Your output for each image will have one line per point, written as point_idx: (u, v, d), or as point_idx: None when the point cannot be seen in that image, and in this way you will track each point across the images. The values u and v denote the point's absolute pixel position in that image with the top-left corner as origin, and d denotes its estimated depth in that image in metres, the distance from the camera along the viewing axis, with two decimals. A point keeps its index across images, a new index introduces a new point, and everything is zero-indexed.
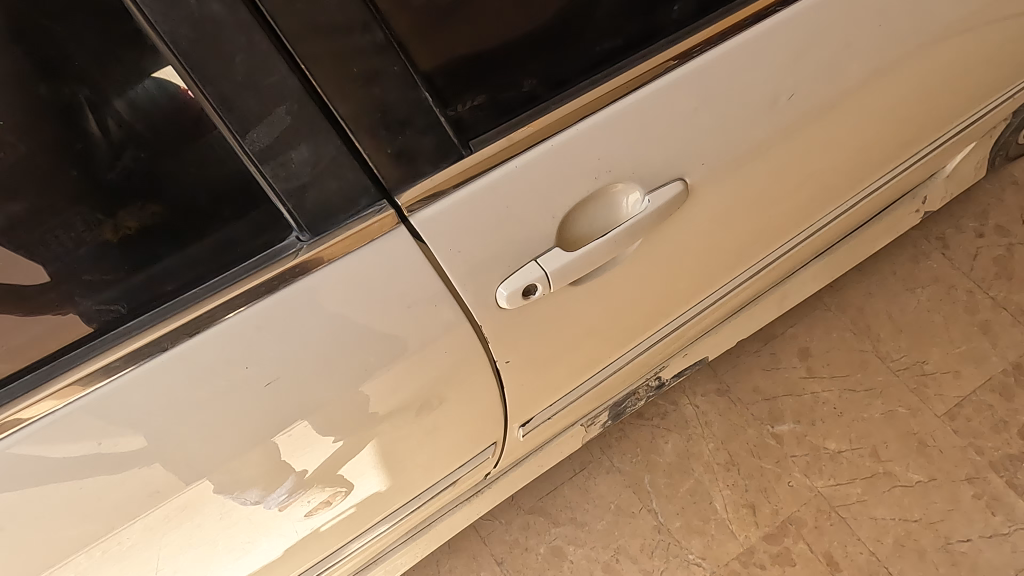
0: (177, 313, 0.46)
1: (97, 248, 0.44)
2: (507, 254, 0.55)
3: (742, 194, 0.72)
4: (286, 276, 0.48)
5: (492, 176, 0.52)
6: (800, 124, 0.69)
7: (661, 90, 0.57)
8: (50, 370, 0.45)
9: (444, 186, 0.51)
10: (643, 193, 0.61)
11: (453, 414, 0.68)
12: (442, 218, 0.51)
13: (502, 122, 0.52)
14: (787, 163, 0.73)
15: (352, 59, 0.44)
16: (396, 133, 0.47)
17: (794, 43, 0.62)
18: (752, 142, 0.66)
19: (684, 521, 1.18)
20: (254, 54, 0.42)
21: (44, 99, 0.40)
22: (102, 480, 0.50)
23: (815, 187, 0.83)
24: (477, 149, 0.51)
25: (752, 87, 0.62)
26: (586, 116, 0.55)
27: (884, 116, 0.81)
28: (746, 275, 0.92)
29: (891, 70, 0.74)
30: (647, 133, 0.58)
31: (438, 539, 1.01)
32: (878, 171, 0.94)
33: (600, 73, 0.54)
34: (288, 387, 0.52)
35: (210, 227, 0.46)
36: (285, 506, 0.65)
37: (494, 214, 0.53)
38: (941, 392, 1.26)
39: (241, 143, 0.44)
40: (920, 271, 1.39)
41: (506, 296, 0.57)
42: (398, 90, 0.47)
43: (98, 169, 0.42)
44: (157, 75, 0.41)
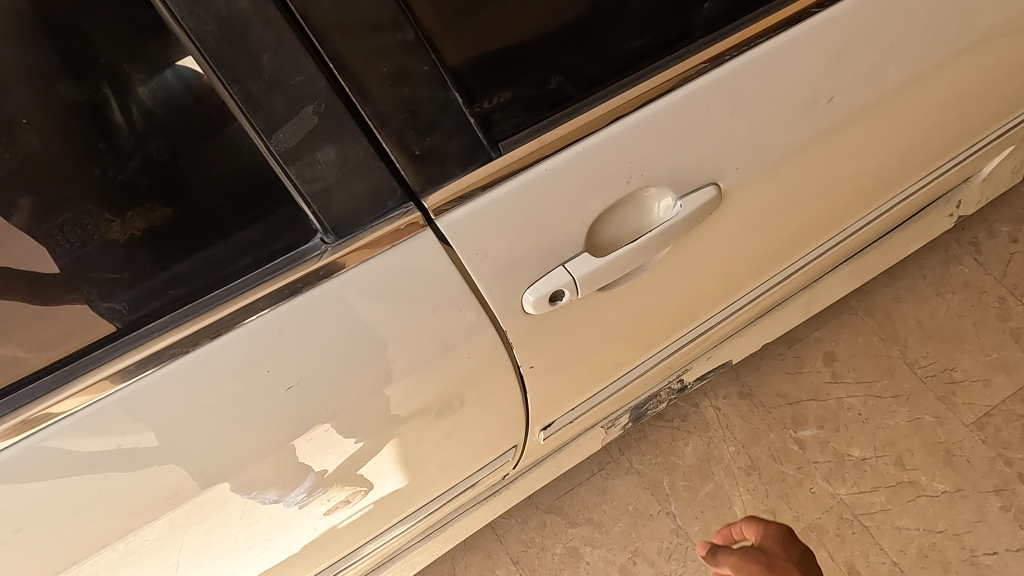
0: (198, 315, 0.46)
1: (106, 245, 0.43)
2: (535, 259, 0.54)
3: (776, 198, 0.70)
4: (310, 278, 0.48)
5: (521, 179, 0.51)
6: (836, 129, 0.67)
7: (695, 93, 0.55)
8: (70, 370, 0.45)
9: (472, 189, 0.49)
10: (674, 199, 0.59)
11: (474, 416, 0.67)
12: (469, 222, 0.50)
13: (531, 124, 0.51)
14: (821, 168, 0.71)
15: (382, 57, 0.43)
16: (423, 135, 0.46)
17: (834, 46, 0.60)
18: (787, 147, 0.64)
19: (703, 525, 1.17)
20: (281, 53, 0.40)
21: (63, 97, 0.39)
22: (120, 481, 0.49)
23: (849, 191, 0.81)
24: (506, 151, 0.50)
25: (789, 90, 0.60)
26: (618, 119, 0.53)
27: (922, 120, 0.78)
28: (774, 280, 0.90)
29: (932, 74, 0.71)
30: (680, 137, 0.56)
31: (455, 538, 1.00)
32: (914, 175, 0.92)
33: (633, 74, 0.53)
34: (309, 390, 0.52)
35: (232, 228, 0.45)
36: (304, 504, 0.64)
37: (522, 219, 0.52)
38: (970, 401, 1.24)
39: (267, 143, 0.43)
40: (951, 276, 1.36)
41: (531, 302, 0.56)
42: (428, 91, 0.45)
43: (109, 168, 0.41)
44: (178, 73, 0.40)
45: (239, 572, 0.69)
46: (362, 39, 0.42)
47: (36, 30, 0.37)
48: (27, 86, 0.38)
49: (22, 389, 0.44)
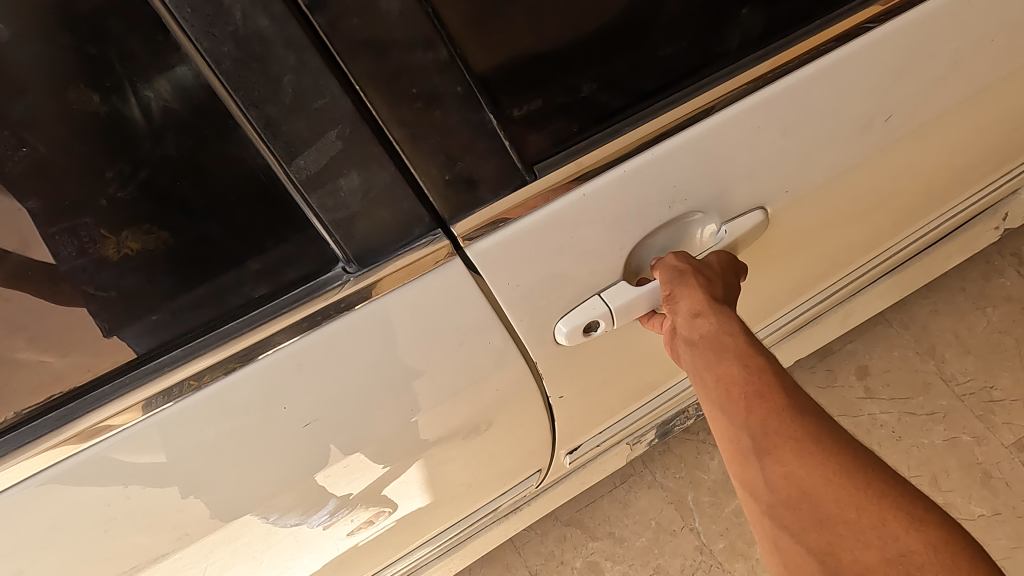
0: (212, 348, 0.44)
1: (97, 262, 0.39)
2: (568, 287, 0.53)
3: (821, 217, 0.67)
4: (330, 310, 0.45)
5: (555, 206, 0.48)
6: (889, 148, 0.63)
7: (743, 113, 0.52)
8: (74, 408, 0.43)
9: (503, 217, 0.47)
10: (720, 223, 0.57)
11: (501, 439, 0.64)
12: (498, 251, 0.48)
13: (567, 147, 0.48)
14: (871, 186, 0.68)
15: (413, 76, 0.40)
16: (454, 160, 0.43)
17: (895, 60, 0.57)
18: (836, 167, 0.61)
19: (728, 542, 1.13)
20: (304, 75, 0.37)
21: (69, 104, 0.35)
22: (126, 520, 0.47)
23: (898, 209, 0.77)
24: (542, 174, 0.47)
25: (842, 108, 0.56)
26: (658, 142, 0.50)
27: (979, 135, 0.74)
28: (812, 299, 0.88)
29: (996, 87, 0.67)
30: (723, 159, 0.53)
31: (474, 554, 0.97)
32: (964, 191, 0.87)
33: (676, 93, 0.50)
34: (329, 423, 0.49)
35: (248, 254, 0.43)
36: (329, 525, 0.61)
37: (554, 246, 0.50)
38: (1010, 421, 1.19)
39: (287, 169, 0.40)
40: (992, 289, 1.31)
41: (562, 334, 0.55)
42: (461, 113, 0.42)
43: (106, 185, 0.38)
44: (186, 86, 0.36)
45: None
46: (391, 59, 0.39)
47: (53, 32, 0.33)
48: (34, 90, 0.34)
49: (24, 426, 0.42)
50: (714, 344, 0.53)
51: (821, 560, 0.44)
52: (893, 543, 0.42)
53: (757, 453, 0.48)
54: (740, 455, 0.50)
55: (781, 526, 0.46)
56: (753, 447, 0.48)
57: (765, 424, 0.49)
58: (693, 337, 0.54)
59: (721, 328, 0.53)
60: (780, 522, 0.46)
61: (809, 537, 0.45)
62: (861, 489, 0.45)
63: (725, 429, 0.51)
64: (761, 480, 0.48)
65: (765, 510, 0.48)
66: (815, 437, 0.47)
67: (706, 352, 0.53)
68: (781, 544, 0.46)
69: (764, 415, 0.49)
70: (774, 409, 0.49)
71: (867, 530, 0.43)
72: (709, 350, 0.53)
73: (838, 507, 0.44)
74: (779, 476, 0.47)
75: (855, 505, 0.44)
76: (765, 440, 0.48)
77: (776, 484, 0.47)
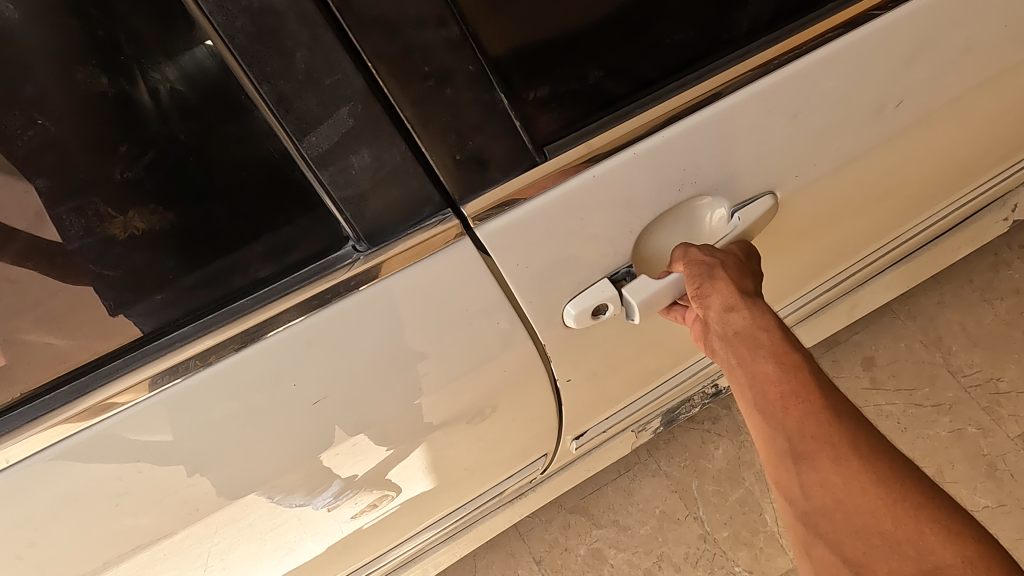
0: (224, 324, 0.44)
1: (104, 241, 0.40)
2: (578, 270, 0.53)
3: (833, 204, 0.67)
4: (340, 289, 0.45)
5: (568, 186, 0.48)
6: (902, 133, 0.63)
7: (757, 96, 0.52)
8: (86, 382, 0.43)
9: (512, 199, 0.47)
10: (733, 209, 0.57)
11: (505, 424, 0.65)
12: (506, 233, 0.48)
13: (578, 128, 0.48)
14: (883, 173, 0.68)
15: (424, 55, 0.40)
16: (465, 140, 0.43)
17: (908, 46, 0.56)
18: (848, 151, 0.61)
19: (732, 531, 1.14)
20: (316, 51, 0.38)
21: (80, 84, 0.36)
22: (136, 495, 0.48)
23: (910, 196, 0.77)
24: (552, 156, 0.47)
25: (856, 93, 0.56)
26: (672, 123, 0.50)
27: (992, 123, 0.74)
28: (820, 288, 0.88)
29: (1011, 73, 0.67)
30: (735, 142, 0.53)
31: (478, 539, 0.97)
32: (975, 180, 0.87)
33: (687, 77, 0.50)
34: (338, 402, 0.49)
35: (259, 232, 0.43)
36: (333, 507, 0.62)
37: (561, 228, 0.50)
38: (1016, 413, 1.19)
39: (299, 146, 0.40)
40: (1000, 281, 1.31)
41: (570, 319, 0.55)
42: (472, 93, 0.42)
43: (114, 163, 0.38)
44: (198, 61, 0.36)
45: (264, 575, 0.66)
46: (402, 37, 0.39)
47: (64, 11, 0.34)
48: (48, 68, 0.35)
49: (37, 399, 0.43)
50: (749, 341, 0.53)
51: (855, 570, 0.45)
52: (929, 555, 0.43)
53: (793, 458, 0.49)
54: (777, 457, 0.51)
55: (816, 533, 0.48)
56: (790, 451, 0.49)
57: (801, 427, 0.49)
58: (727, 333, 0.54)
59: (755, 324, 0.53)
60: (815, 530, 0.48)
61: (845, 547, 0.46)
62: (897, 500, 0.45)
63: (761, 429, 0.52)
64: (797, 486, 0.49)
65: (799, 515, 0.49)
66: (852, 444, 0.48)
67: (740, 349, 0.53)
68: (814, 551, 0.48)
69: (800, 417, 0.49)
70: (811, 412, 0.49)
71: (903, 542, 0.44)
72: (743, 346, 0.53)
73: (874, 518, 0.45)
74: (815, 484, 0.48)
75: (891, 516, 0.45)
76: (801, 444, 0.49)
77: (811, 491, 0.48)
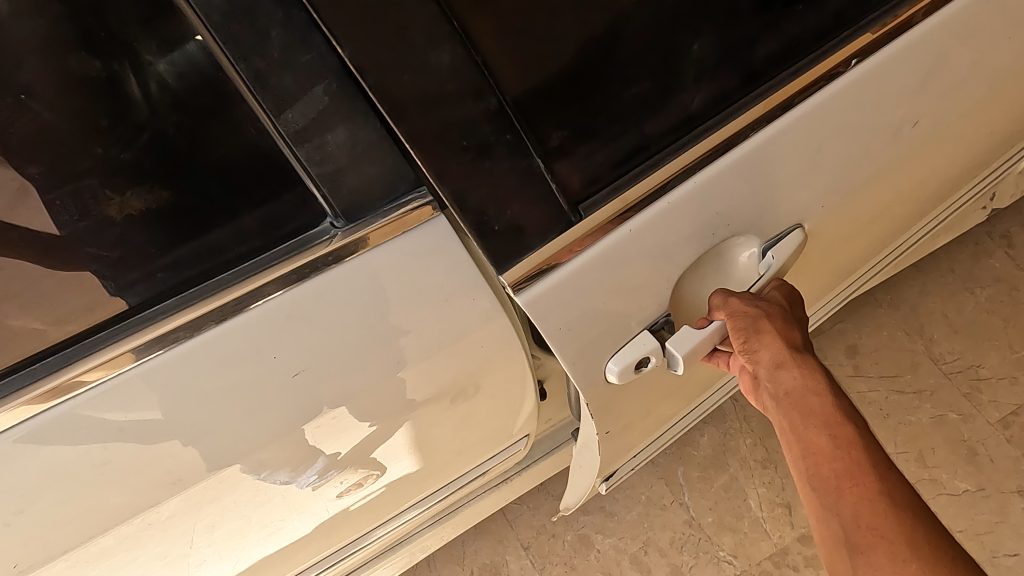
0: (204, 297, 0.45)
1: (101, 222, 0.43)
2: (617, 324, 0.58)
3: (849, 224, 0.72)
4: (318, 264, 0.47)
5: (604, 243, 0.53)
6: (905, 153, 0.69)
7: (766, 142, 0.57)
8: (72, 352, 0.44)
9: (553, 261, 0.51)
10: (764, 246, 0.62)
11: (488, 404, 0.66)
12: (548, 295, 0.52)
13: (608, 186, 0.52)
14: (892, 189, 0.73)
15: (464, 128, 0.46)
16: (504, 209, 0.48)
17: (900, 81, 0.62)
18: (861, 178, 0.66)
19: (716, 517, 1.16)
20: (291, 31, 0.41)
21: (74, 70, 0.40)
22: (121, 464, 0.49)
23: (914, 206, 0.83)
24: (586, 214, 0.51)
25: (859, 126, 0.62)
26: (692, 175, 0.55)
27: (983, 133, 0.80)
28: (833, 300, 0.94)
29: (995, 88, 0.72)
30: (749, 189, 0.58)
31: (464, 523, 0.98)
32: (967, 184, 0.93)
33: (700, 127, 0.54)
34: (317, 376, 0.51)
35: (242, 210, 0.45)
36: (317, 486, 0.63)
37: (601, 284, 0.54)
38: (995, 399, 1.21)
39: (276, 122, 0.43)
40: (981, 270, 1.32)
41: (617, 370, 0.59)
42: (509, 159, 0.47)
43: (113, 145, 0.42)
44: (184, 49, 0.41)
45: (251, 552, 0.67)
46: (442, 112, 0.45)
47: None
48: (41, 54, 0.39)
49: (25, 369, 0.44)
50: (800, 406, 0.57)
51: None
52: None
53: (849, 548, 0.51)
54: (832, 542, 0.53)
55: None
56: (845, 539, 0.52)
57: (857, 514, 0.52)
58: (778, 393, 0.59)
59: (806, 389, 0.58)
60: None
61: None
62: None
63: (816, 508, 0.55)
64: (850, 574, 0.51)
65: None
66: (908, 541, 0.50)
67: (792, 412, 0.58)
68: None
69: (856, 501, 0.53)
70: (867, 499, 0.52)
71: None
72: (794, 408, 0.58)
73: None
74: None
75: None
76: (858, 534, 0.51)
77: None
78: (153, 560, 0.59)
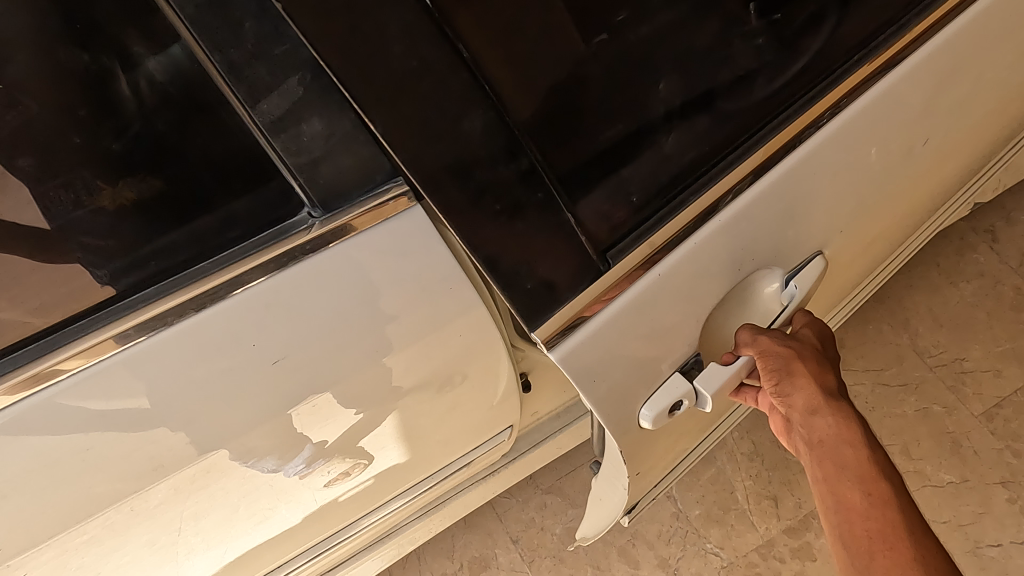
0: (184, 285, 0.46)
1: (94, 212, 0.44)
2: (646, 370, 0.58)
3: (854, 242, 0.76)
4: (297, 252, 0.48)
5: (630, 293, 0.55)
6: (900, 170, 0.73)
7: (777, 180, 0.59)
8: (54, 340, 0.45)
9: (582, 315, 0.53)
10: (785, 277, 0.65)
11: (476, 393, 0.68)
12: (581, 350, 0.54)
13: (633, 232, 0.54)
14: (891, 205, 0.77)
15: (498, 191, 0.45)
16: (536, 268, 0.48)
17: (894, 108, 0.65)
18: (863, 200, 0.70)
19: (703, 509, 1.17)
20: (264, 21, 0.40)
21: (63, 63, 0.41)
22: (103, 450, 0.49)
23: (910, 214, 0.87)
24: (613, 261, 0.53)
25: (859, 155, 0.65)
26: (710, 217, 0.57)
27: (968, 138, 0.84)
28: (842, 311, 0.98)
29: (976, 98, 0.76)
30: (763, 226, 0.60)
31: (453, 516, 0.99)
32: (956, 187, 0.97)
33: (715, 168, 0.56)
34: (298, 364, 0.52)
35: (220, 201, 0.46)
36: (304, 475, 0.64)
37: (632, 332, 0.56)
38: (979, 391, 1.22)
39: (252, 113, 0.42)
40: (965, 265, 1.34)
41: (652, 417, 0.60)
42: (541, 219, 0.47)
43: (104, 137, 0.42)
44: (169, 51, 0.41)
45: (240, 540, 0.67)
46: (475, 178, 0.44)
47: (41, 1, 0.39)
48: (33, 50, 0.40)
49: (7, 356, 0.45)
50: (833, 455, 0.60)
51: None
52: None
53: None
54: None
55: None
56: None
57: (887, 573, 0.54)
58: (811, 439, 0.61)
59: (839, 439, 0.60)
60: None
61: None
62: None
63: (846, 562, 0.57)
64: None
65: None
66: None
67: (824, 461, 0.60)
68: None
69: (886, 559, 0.54)
70: (898, 559, 0.54)
71: None
72: (826, 456, 0.60)
73: None
74: None
75: None
76: None
77: None
78: (141, 547, 0.60)
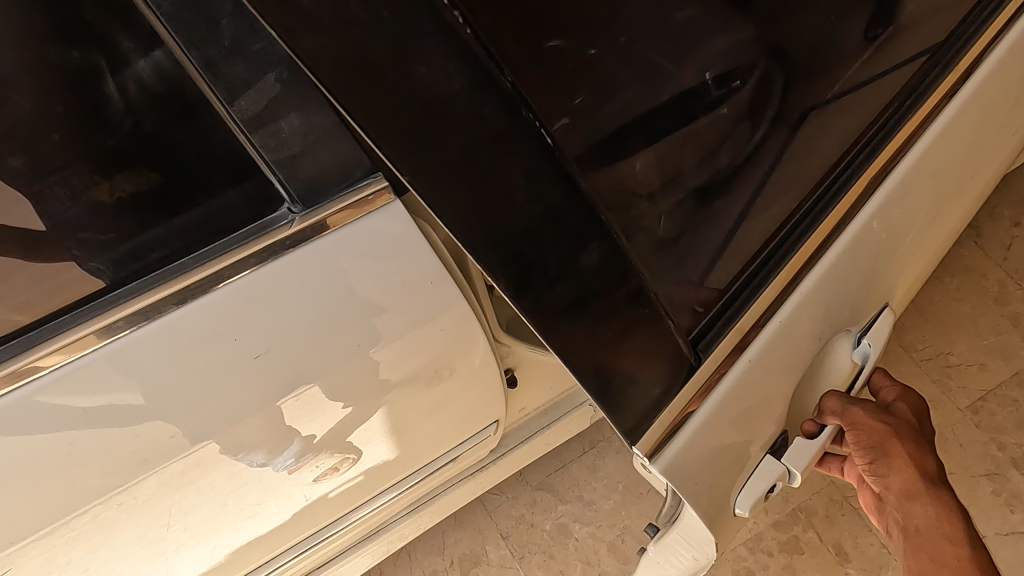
0: (165, 280, 0.47)
1: (92, 209, 0.44)
2: (739, 462, 0.56)
3: (906, 294, 0.78)
4: (278, 247, 0.48)
5: (722, 386, 0.55)
6: (938, 220, 0.76)
7: (838, 257, 0.61)
8: (37, 334, 0.46)
9: (680, 419, 0.53)
10: (856, 336, 0.63)
11: (462, 387, 0.68)
12: (681, 453, 0.53)
13: (713, 326, 0.56)
14: (932, 252, 0.80)
15: (608, 312, 0.45)
16: (640, 374, 0.49)
17: (927, 170, 0.69)
18: (911, 257, 0.73)
19: None
20: (240, 19, 0.40)
21: (55, 63, 0.41)
22: (87, 445, 0.50)
23: (945, 252, 0.90)
24: (706, 355, 0.54)
25: (906, 219, 0.68)
26: (783, 299, 0.58)
27: (988, 172, 0.87)
28: None
29: (994, 138, 0.80)
30: (833, 304, 0.61)
31: (442, 512, 1.00)
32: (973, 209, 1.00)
33: (780, 256, 0.59)
34: (280, 359, 0.52)
35: (200, 195, 0.46)
36: (293, 470, 0.64)
37: (726, 422, 0.55)
38: (964, 385, 1.23)
39: (230, 110, 0.42)
40: (951, 260, 1.35)
41: (749, 505, 0.56)
42: (648, 329, 0.48)
43: (97, 135, 0.43)
44: (155, 56, 0.41)
45: (228, 539, 0.68)
46: (592, 306, 0.43)
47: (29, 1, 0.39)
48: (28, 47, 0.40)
49: None
50: (927, 549, 0.62)
51: None
52: None
53: None
54: None
55: None
56: None
57: None
58: (907, 528, 0.63)
59: (934, 534, 0.62)
60: None
61: None
62: None
63: None
64: None
65: None
66: None
67: (919, 553, 0.62)
68: None
69: None
70: None
71: None
72: (922, 549, 0.62)
73: None
74: None
75: None
76: None
77: None
78: (130, 543, 0.60)
